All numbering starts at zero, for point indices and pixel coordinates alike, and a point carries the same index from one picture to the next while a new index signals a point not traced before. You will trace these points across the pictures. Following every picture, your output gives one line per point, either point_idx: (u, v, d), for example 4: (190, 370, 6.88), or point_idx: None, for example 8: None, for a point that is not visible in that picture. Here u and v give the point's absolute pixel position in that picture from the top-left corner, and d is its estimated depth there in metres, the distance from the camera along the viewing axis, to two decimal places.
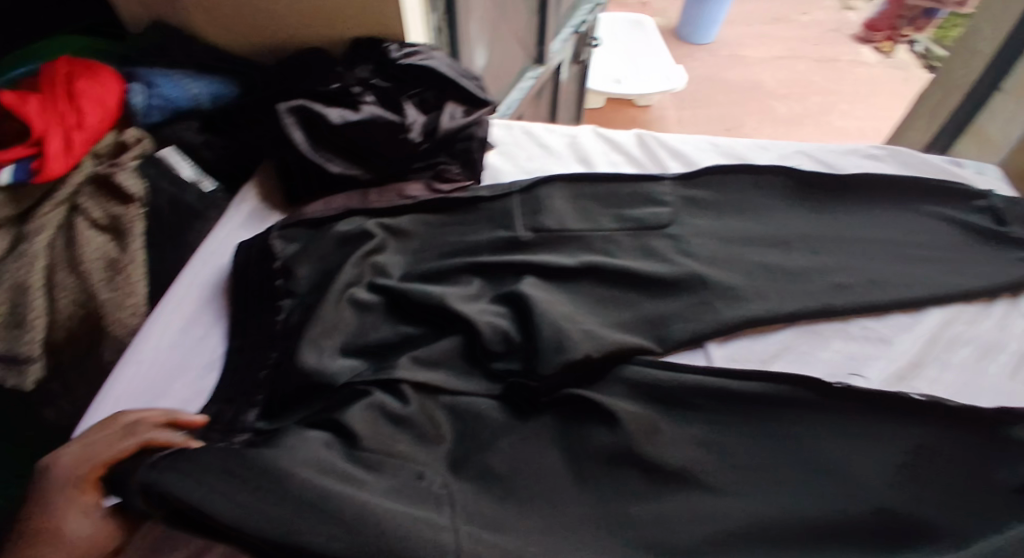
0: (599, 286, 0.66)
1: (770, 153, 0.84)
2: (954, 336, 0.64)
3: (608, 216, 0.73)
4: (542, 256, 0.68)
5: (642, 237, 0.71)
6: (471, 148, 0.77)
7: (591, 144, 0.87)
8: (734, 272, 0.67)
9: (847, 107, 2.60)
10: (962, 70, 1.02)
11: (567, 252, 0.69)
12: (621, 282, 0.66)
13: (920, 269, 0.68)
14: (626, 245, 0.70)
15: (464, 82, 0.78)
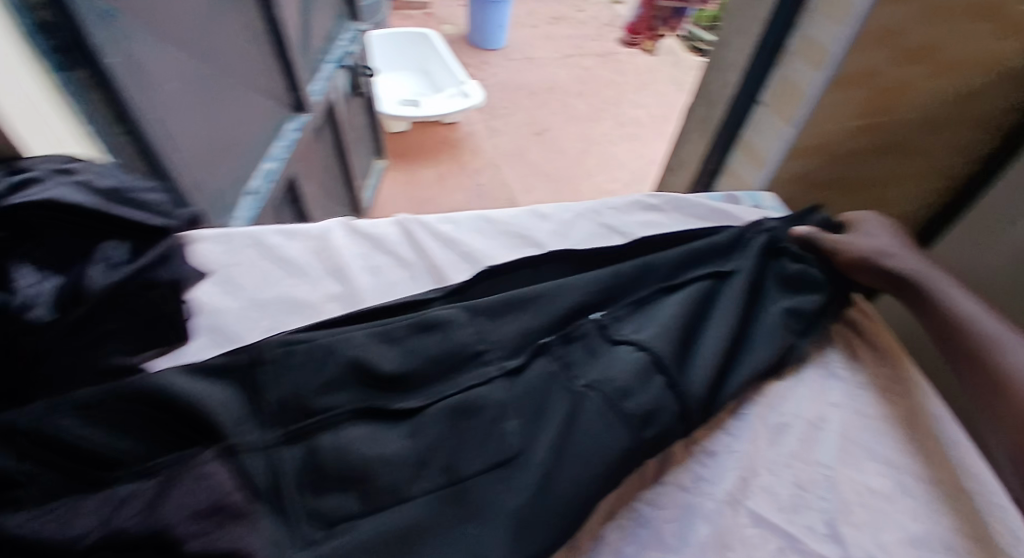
0: (401, 479, 0.47)
1: (550, 222, 0.76)
2: (780, 423, 0.61)
3: (390, 360, 0.54)
4: (317, 460, 0.47)
5: (437, 384, 0.54)
6: (156, 299, 0.55)
7: (341, 247, 0.68)
8: (558, 410, 0.54)
9: (634, 97, 2.72)
10: (719, 85, 1.01)
11: (351, 443, 0.49)
12: (428, 454, 0.49)
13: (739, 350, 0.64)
14: (416, 391, 0.54)
15: (120, 209, 0.55)
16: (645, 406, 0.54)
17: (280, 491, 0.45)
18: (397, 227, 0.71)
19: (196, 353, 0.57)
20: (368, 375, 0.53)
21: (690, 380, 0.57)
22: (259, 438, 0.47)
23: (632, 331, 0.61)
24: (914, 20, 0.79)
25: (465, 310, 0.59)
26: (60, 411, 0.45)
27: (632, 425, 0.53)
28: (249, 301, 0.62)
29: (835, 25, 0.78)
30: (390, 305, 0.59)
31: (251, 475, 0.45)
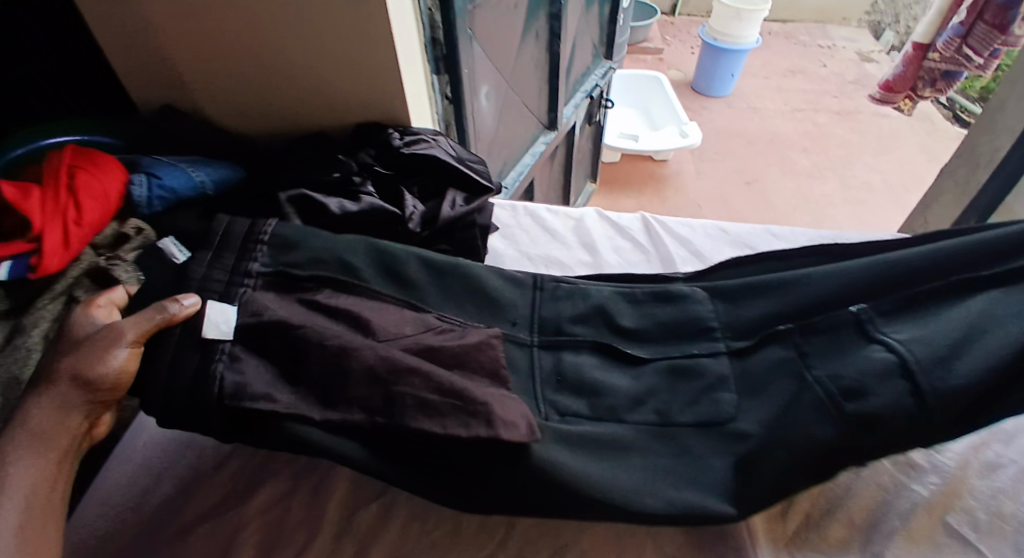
0: (623, 407, 0.61)
1: (783, 241, 0.82)
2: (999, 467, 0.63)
3: (629, 316, 0.68)
4: (570, 365, 0.64)
5: (664, 340, 0.67)
6: (472, 237, 0.76)
7: (597, 227, 0.84)
8: (787, 391, 0.60)
9: (864, 159, 2.58)
10: (987, 151, 0.99)
11: (601, 366, 0.65)
12: (647, 394, 0.62)
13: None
14: (647, 345, 0.67)
15: (465, 169, 0.78)
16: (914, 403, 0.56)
17: (533, 386, 0.63)
18: (641, 221, 0.84)
19: None
20: (608, 321, 0.68)
21: (943, 380, 0.56)
22: (528, 338, 0.66)
23: (907, 338, 0.59)
24: None
25: (703, 290, 0.70)
26: (407, 257, 0.66)
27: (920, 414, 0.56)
28: (525, 253, 0.80)
29: None
30: (638, 275, 0.74)
31: (516, 354, 0.64)
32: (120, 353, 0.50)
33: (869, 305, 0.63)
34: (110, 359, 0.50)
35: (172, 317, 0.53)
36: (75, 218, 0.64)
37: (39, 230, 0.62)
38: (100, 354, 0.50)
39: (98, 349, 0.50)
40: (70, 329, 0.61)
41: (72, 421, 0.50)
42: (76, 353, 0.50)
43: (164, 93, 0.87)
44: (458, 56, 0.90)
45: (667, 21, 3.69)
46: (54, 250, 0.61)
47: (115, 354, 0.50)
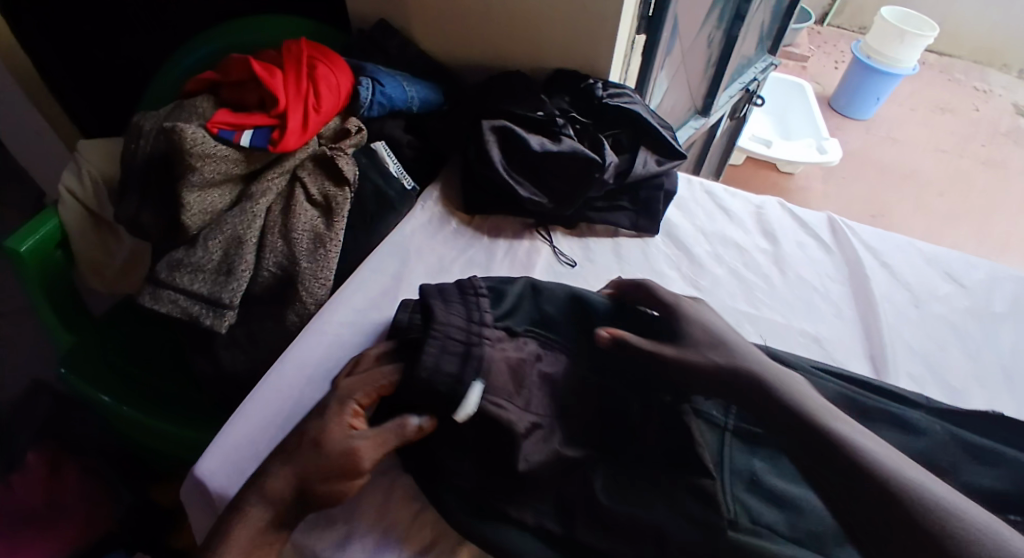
0: (825, 538, 0.49)
1: (980, 271, 0.79)
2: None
3: (790, 404, 0.46)
4: None
5: (859, 491, 0.39)
6: (655, 198, 0.78)
7: (778, 218, 0.83)
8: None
9: (1015, 221, 2.25)
10: None
11: None
12: None
13: None
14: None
15: (663, 132, 0.78)
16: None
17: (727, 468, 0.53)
18: (826, 221, 0.83)
19: (658, 245, 0.78)
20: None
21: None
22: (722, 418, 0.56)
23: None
24: None
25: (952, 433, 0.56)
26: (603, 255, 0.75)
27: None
28: (700, 229, 0.80)
29: None
30: (863, 379, 0.63)
31: (706, 430, 0.55)
32: (345, 426, 0.49)
33: None
34: (336, 430, 0.48)
35: (405, 428, 0.49)
36: (314, 106, 0.68)
37: (284, 109, 0.66)
38: (334, 421, 0.49)
39: (324, 419, 0.49)
40: (293, 206, 0.66)
41: (280, 481, 0.46)
42: (312, 415, 0.50)
43: (382, 9, 0.92)
44: (664, 20, 0.90)
45: (814, 31, 3.13)
46: (294, 131, 0.65)
47: (340, 430, 0.48)
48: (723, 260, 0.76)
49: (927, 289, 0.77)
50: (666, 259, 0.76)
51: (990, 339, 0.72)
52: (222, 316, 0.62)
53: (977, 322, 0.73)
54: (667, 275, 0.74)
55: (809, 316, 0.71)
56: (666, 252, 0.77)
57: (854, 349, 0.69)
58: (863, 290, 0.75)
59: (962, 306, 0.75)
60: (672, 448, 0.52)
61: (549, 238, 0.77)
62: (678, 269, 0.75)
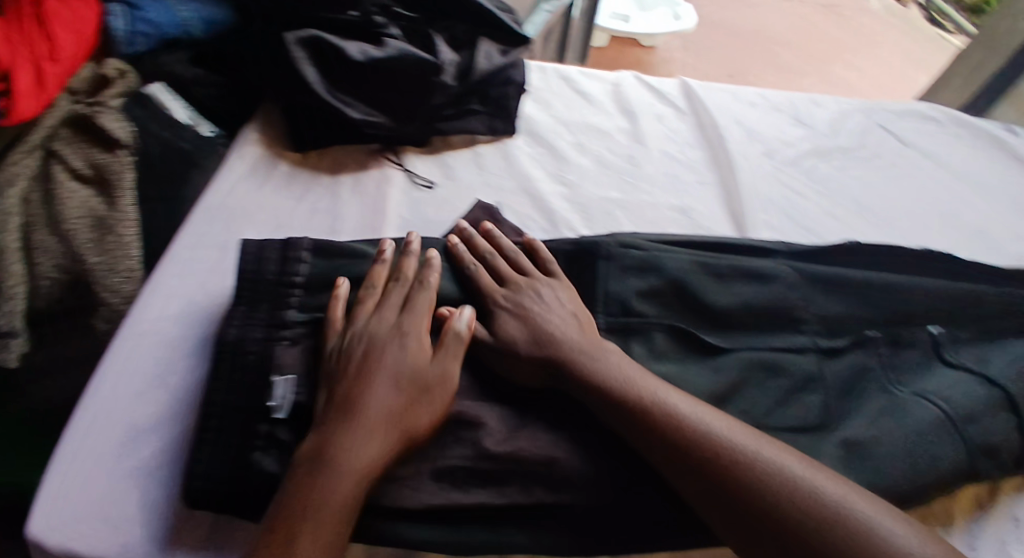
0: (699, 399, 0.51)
1: (826, 110, 0.79)
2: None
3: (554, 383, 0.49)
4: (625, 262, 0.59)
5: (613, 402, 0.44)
6: (507, 96, 0.70)
7: (634, 92, 0.79)
8: (875, 401, 0.53)
9: (852, 57, 2.39)
10: None
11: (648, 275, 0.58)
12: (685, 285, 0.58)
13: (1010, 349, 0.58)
14: (729, 332, 0.58)
15: (503, 17, 0.70)
16: (992, 438, 0.50)
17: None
18: (680, 87, 0.80)
19: (519, 146, 0.71)
20: (694, 297, 0.58)
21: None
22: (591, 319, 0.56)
23: (974, 361, 0.57)
24: None
25: (794, 271, 0.60)
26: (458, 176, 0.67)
27: (975, 455, 0.50)
28: (558, 118, 0.75)
29: None
30: (715, 243, 0.63)
31: None
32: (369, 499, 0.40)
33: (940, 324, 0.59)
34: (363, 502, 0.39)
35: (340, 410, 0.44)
36: (48, 53, 0.56)
37: (8, 69, 0.52)
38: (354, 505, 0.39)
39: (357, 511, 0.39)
40: (56, 190, 0.56)
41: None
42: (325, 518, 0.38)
43: None
44: None
45: None
46: (26, 93, 0.53)
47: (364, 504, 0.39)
48: (587, 149, 0.72)
49: (779, 135, 0.76)
50: (524, 158, 0.70)
51: (839, 174, 0.72)
52: (6, 347, 0.53)
53: (826, 161, 0.73)
54: (532, 176, 0.69)
55: (674, 189, 0.70)
56: (528, 152, 0.71)
57: (717, 213, 0.68)
58: (719, 151, 0.73)
59: (810, 147, 0.74)
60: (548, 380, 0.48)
61: (400, 162, 0.67)
62: (543, 169, 0.70)
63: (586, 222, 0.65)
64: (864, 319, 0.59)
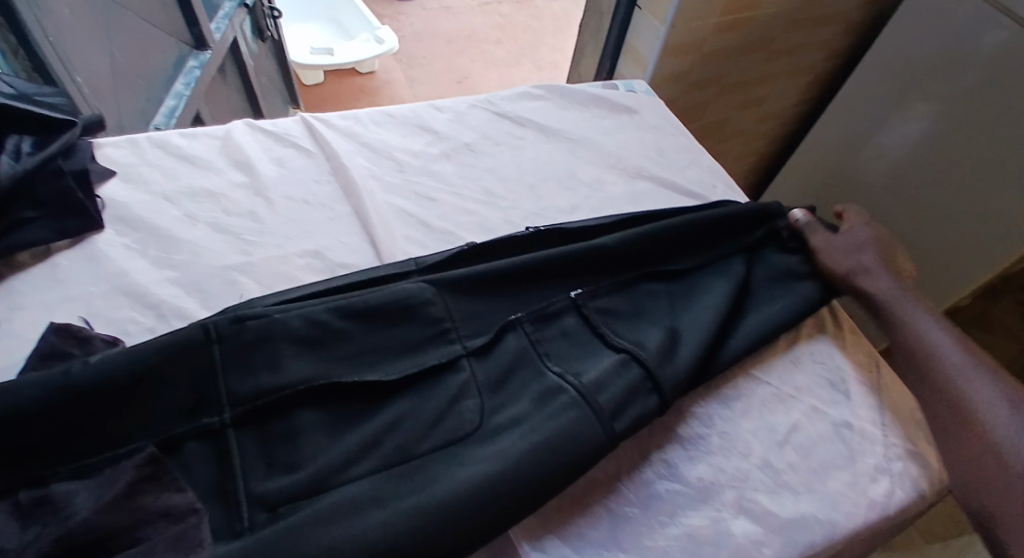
0: (340, 467, 0.47)
1: (445, 113, 0.82)
2: (725, 418, 0.59)
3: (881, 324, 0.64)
4: (235, 337, 0.49)
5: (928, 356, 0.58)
6: (67, 189, 0.59)
7: (248, 141, 0.73)
8: (526, 391, 0.54)
9: (553, 41, 2.60)
10: (595, 25, 1.18)
11: (265, 352, 0.50)
12: (321, 345, 0.52)
13: (636, 296, 0.63)
14: (385, 363, 0.53)
15: (22, 104, 0.58)
16: (618, 398, 0.52)
17: (241, 467, 0.46)
18: (300, 123, 0.77)
19: (109, 239, 0.61)
20: (338, 345, 0.52)
21: (665, 370, 0.55)
22: (217, 418, 0.47)
23: (605, 316, 0.61)
24: (706, 33, 1.04)
25: (433, 286, 0.58)
26: (24, 302, 0.55)
27: (605, 419, 0.51)
28: (158, 193, 0.66)
29: (656, 22, 1.01)
30: (354, 282, 0.58)
31: (199, 450, 0.46)
32: None
33: (584, 287, 0.62)
34: None
35: None
36: None
37: None
38: None
39: None
40: None
41: None
42: None
43: None
44: None
45: None
46: None
47: None
48: (198, 219, 0.64)
49: (406, 149, 0.76)
50: (115, 251, 0.60)
51: (466, 171, 0.75)
52: None
53: (452, 161, 0.76)
54: (129, 267, 0.59)
55: (305, 232, 0.65)
56: (123, 243, 0.61)
57: (356, 242, 0.66)
58: (347, 180, 0.71)
59: (435, 152, 0.76)
60: (150, 514, 0.41)
61: None
62: (145, 257, 0.60)
63: (202, 301, 0.57)
64: (508, 307, 0.60)
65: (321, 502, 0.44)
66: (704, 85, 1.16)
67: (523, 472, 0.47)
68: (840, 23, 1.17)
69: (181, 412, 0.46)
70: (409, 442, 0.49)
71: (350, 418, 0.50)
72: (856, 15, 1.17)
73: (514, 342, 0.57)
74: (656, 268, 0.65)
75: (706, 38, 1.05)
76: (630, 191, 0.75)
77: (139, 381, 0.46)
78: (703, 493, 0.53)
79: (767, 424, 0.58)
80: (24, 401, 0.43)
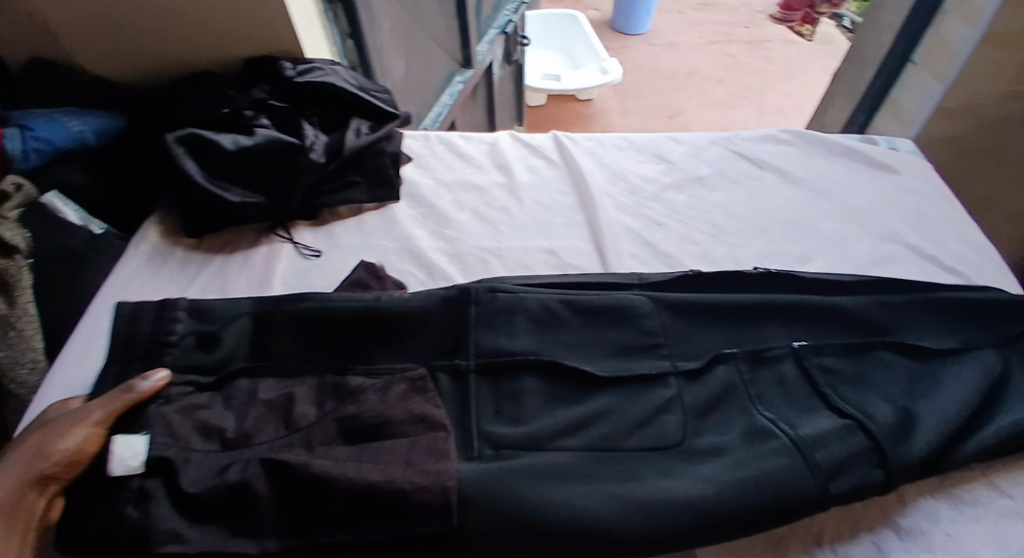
0: (552, 435, 0.52)
1: (683, 146, 0.87)
2: (953, 521, 0.54)
3: None
4: (487, 305, 0.59)
5: None
6: (382, 164, 0.76)
7: (510, 149, 0.86)
8: (732, 426, 0.54)
9: (782, 87, 2.49)
10: (849, 78, 1.14)
11: (505, 324, 0.58)
12: (551, 330, 0.59)
13: (864, 359, 0.60)
14: (599, 358, 0.58)
15: (367, 97, 0.77)
16: (839, 459, 0.50)
17: (473, 410, 0.53)
18: (553, 140, 0.88)
19: (400, 209, 0.76)
20: (563, 332, 0.59)
21: (898, 448, 0.51)
22: (464, 363, 0.55)
23: (830, 371, 0.58)
24: (988, 99, 0.94)
25: (652, 301, 0.62)
26: (339, 244, 0.72)
27: (820, 478, 0.49)
28: (439, 179, 0.80)
29: (932, 79, 0.95)
30: (582, 284, 0.65)
31: (446, 386, 0.55)
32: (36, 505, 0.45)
33: (807, 338, 0.61)
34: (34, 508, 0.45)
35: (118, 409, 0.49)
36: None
37: None
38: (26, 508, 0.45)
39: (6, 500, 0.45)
40: None
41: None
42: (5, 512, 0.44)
43: (33, 46, 0.79)
44: None
45: None
46: None
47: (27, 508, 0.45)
48: (465, 205, 0.77)
49: (643, 174, 0.83)
50: (404, 217, 0.75)
51: (697, 202, 0.78)
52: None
53: (684, 192, 0.80)
54: (412, 234, 0.73)
55: (546, 231, 0.75)
56: (409, 214, 0.76)
57: (587, 247, 0.73)
58: (587, 193, 0.79)
59: (669, 181, 0.81)
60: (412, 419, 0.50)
61: (290, 235, 0.72)
62: (424, 228, 0.74)
63: (462, 270, 0.69)
64: (720, 340, 0.60)
65: (529, 459, 0.49)
66: (973, 154, 1.04)
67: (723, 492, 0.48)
68: None
69: (441, 351, 0.57)
70: (616, 433, 0.52)
71: (565, 396, 0.55)
72: None
73: (723, 374, 0.58)
74: (894, 337, 0.61)
75: (988, 103, 0.95)
76: (870, 252, 0.72)
77: (415, 321, 0.58)
78: None
79: (1007, 542, 0.52)
80: (340, 311, 0.57)
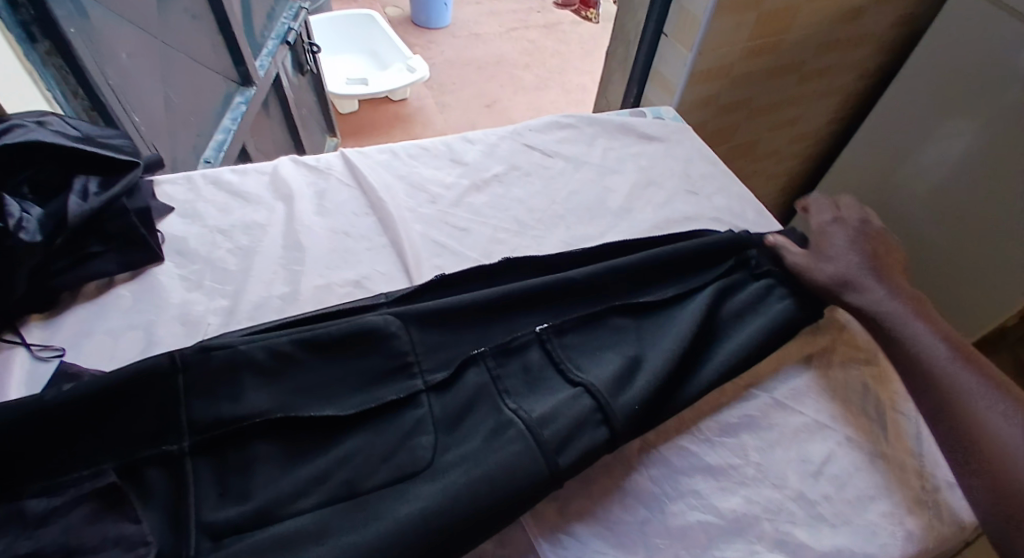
0: (288, 499, 0.47)
1: (476, 145, 0.85)
2: (757, 448, 0.58)
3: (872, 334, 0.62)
4: (213, 366, 0.51)
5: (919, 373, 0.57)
6: (131, 225, 0.64)
7: (292, 176, 0.78)
8: (480, 428, 0.53)
9: (581, 65, 2.64)
10: (624, 52, 1.21)
11: (227, 384, 0.51)
12: (281, 380, 0.53)
13: (599, 330, 0.63)
14: (339, 396, 0.53)
15: (93, 148, 0.63)
16: (562, 433, 0.51)
17: (191, 497, 0.46)
18: (341, 158, 0.81)
19: (168, 271, 0.66)
20: (296, 377, 0.53)
21: (615, 402, 0.54)
22: (175, 447, 0.48)
23: (571, 350, 0.60)
24: (734, 59, 1.05)
25: (399, 319, 0.58)
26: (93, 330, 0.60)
27: (547, 453, 0.50)
28: (211, 226, 0.70)
29: (682, 50, 1.04)
30: (323, 313, 0.59)
31: (156, 477, 0.47)
32: None
33: (550, 321, 0.62)
34: None
35: None
36: None
37: None
38: None
39: None
40: None
41: None
42: None
43: None
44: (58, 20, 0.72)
45: None
46: None
47: None
48: (245, 251, 0.68)
49: (441, 180, 0.80)
50: (173, 280, 0.65)
51: (496, 200, 0.78)
52: None
53: (483, 192, 0.78)
54: (187, 298, 0.63)
55: (346, 262, 0.69)
56: (179, 275, 0.65)
57: (393, 271, 0.69)
58: (384, 211, 0.74)
59: (467, 183, 0.79)
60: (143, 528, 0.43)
61: (19, 337, 0.58)
62: (200, 288, 0.64)
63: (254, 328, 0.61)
64: (471, 340, 0.59)
65: (254, 538, 0.44)
66: (733, 108, 1.17)
67: (458, 508, 0.46)
68: (872, 45, 1.17)
69: (149, 435, 0.48)
70: (364, 475, 0.49)
71: (302, 453, 0.50)
72: (888, 37, 1.18)
73: (477, 378, 0.57)
74: (623, 303, 0.65)
75: (734, 63, 1.06)
76: (659, 219, 0.76)
77: (119, 403, 0.48)
78: (737, 525, 0.53)
79: (802, 454, 0.58)
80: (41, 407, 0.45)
